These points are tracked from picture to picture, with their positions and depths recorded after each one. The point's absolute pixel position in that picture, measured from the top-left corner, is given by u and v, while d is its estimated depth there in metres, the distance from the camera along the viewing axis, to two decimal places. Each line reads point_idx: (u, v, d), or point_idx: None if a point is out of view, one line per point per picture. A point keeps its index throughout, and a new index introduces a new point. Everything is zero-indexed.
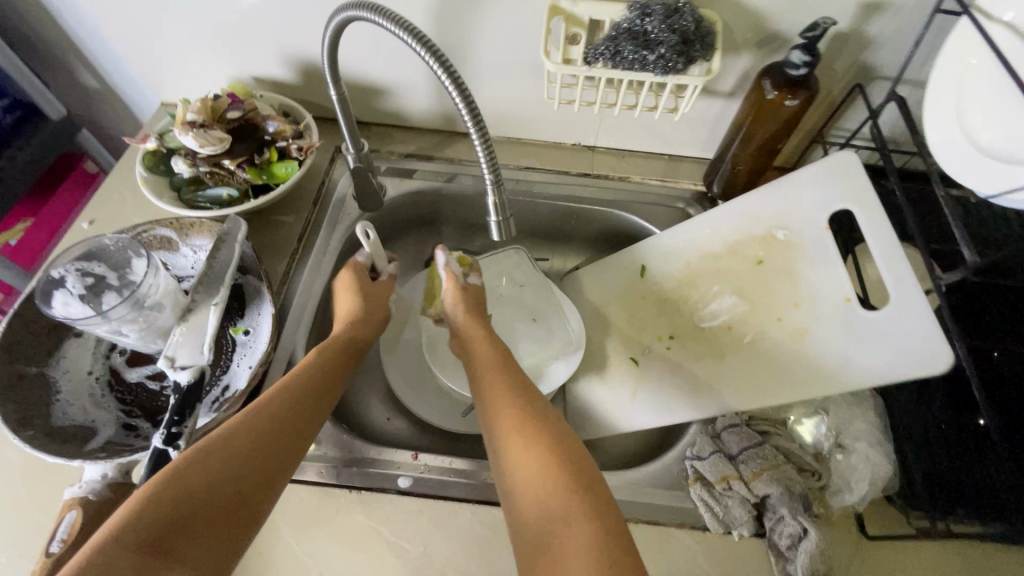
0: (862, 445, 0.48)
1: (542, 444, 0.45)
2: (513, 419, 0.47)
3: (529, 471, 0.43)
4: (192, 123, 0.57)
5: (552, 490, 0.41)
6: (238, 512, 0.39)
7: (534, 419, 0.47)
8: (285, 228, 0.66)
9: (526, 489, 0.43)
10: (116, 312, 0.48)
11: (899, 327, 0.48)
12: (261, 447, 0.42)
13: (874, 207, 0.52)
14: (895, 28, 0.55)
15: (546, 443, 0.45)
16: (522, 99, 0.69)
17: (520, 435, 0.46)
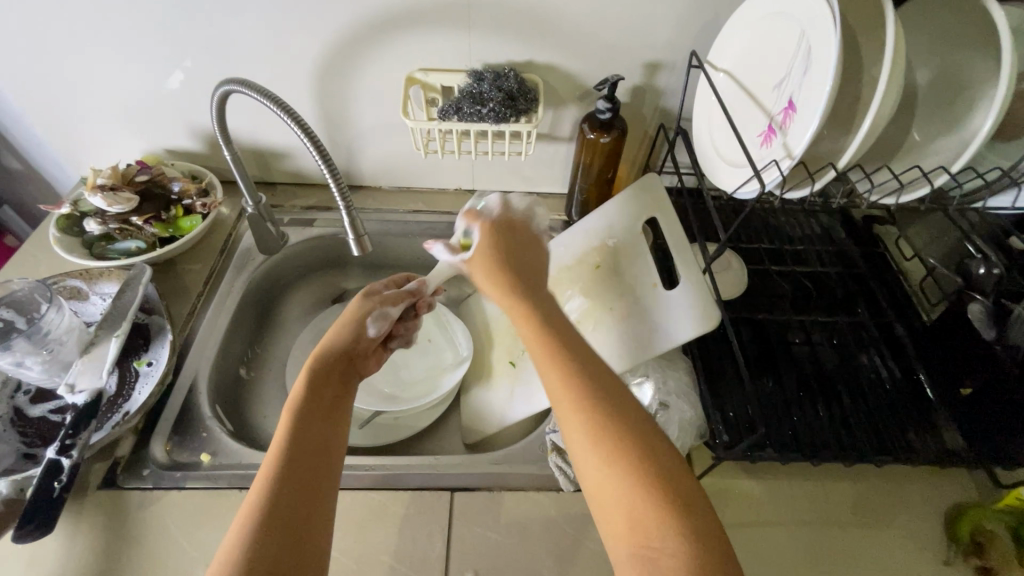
0: (675, 399, 0.59)
1: (620, 436, 0.41)
2: (580, 402, 0.43)
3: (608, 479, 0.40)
4: (101, 187, 0.66)
5: (636, 502, 0.38)
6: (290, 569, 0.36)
7: (610, 402, 0.43)
8: (192, 274, 0.74)
9: (607, 488, 0.40)
10: (19, 347, 0.55)
11: (687, 301, 0.60)
12: (316, 487, 0.41)
13: (669, 213, 0.67)
14: (675, 80, 0.72)
15: (625, 434, 0.41)
16: (403, 153, 0.82)
17: (595, 422, 0.42)
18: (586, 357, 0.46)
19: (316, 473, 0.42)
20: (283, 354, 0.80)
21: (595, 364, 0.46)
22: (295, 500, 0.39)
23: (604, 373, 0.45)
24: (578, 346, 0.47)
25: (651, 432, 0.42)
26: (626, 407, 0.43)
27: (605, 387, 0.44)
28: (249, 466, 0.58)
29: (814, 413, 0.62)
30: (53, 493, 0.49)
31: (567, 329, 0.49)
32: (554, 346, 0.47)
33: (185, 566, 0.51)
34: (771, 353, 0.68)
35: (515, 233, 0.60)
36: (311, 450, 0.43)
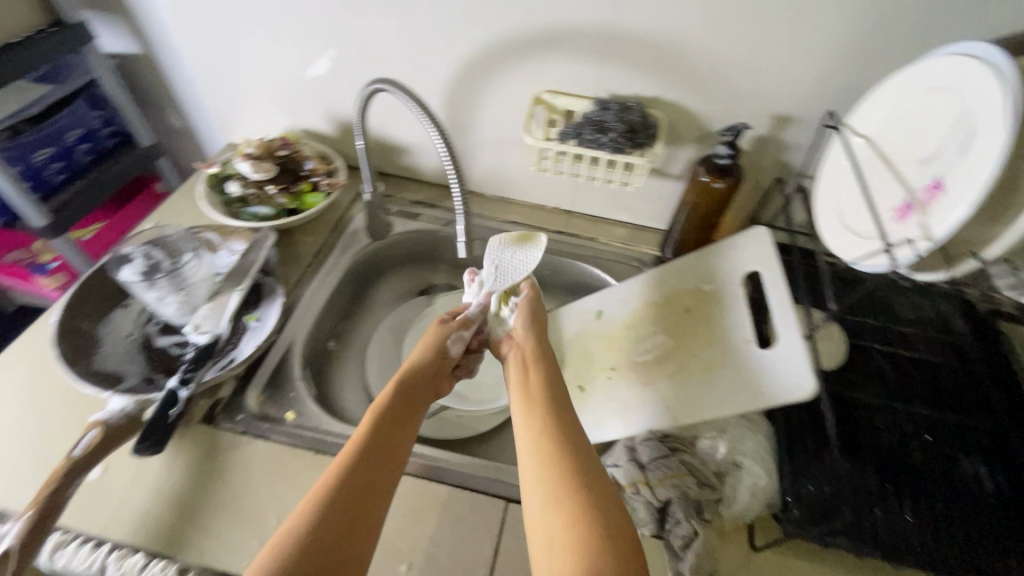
0: (750, 462, 0.57)
1: (573, 498, 0.43)
2: (550, 456, 0.47)
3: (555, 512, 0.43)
4: (250, 155, 0.76)
5: (585, 552, 0.39)
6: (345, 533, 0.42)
7: (567, 470, 0.45)
8: (305, 245, 0.81)
9: (554, 548, 0.41)
10: (156, 288, 0.63)
11: (782, 362, 0.57)
12: (373, 486, 0.46)
13: (775, 270, 0.64)
14: (803, 136, 0.70)
15: (571, 499, 0.43)
16: (512, 166, 0.85)
17: (556, 483, 0.45)
18: (566, 426, 0.50)
19: (382, 474, 0.47)
20: (367, 333, 0.85)
21: (566, 427, 0.50)
22: (350, 495, 0.44)
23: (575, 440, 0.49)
24: (561, 416, 0.51)
25: (613, 496, 0.44)
26: (583, 473, 0.45)
27: (574, 454, 0.47)
28: (327, 432, 0.63)
29: (899, 510, 0.57)
30: (166, 420, 0.55)
31: (557, 394, 0.55)
32: (538, 409, 0.52)
33: (259, 511, 0.55)
34: (860, 434, 0.64)
35: (543, 314, 0.66)
36: (385, 453, 0.49)
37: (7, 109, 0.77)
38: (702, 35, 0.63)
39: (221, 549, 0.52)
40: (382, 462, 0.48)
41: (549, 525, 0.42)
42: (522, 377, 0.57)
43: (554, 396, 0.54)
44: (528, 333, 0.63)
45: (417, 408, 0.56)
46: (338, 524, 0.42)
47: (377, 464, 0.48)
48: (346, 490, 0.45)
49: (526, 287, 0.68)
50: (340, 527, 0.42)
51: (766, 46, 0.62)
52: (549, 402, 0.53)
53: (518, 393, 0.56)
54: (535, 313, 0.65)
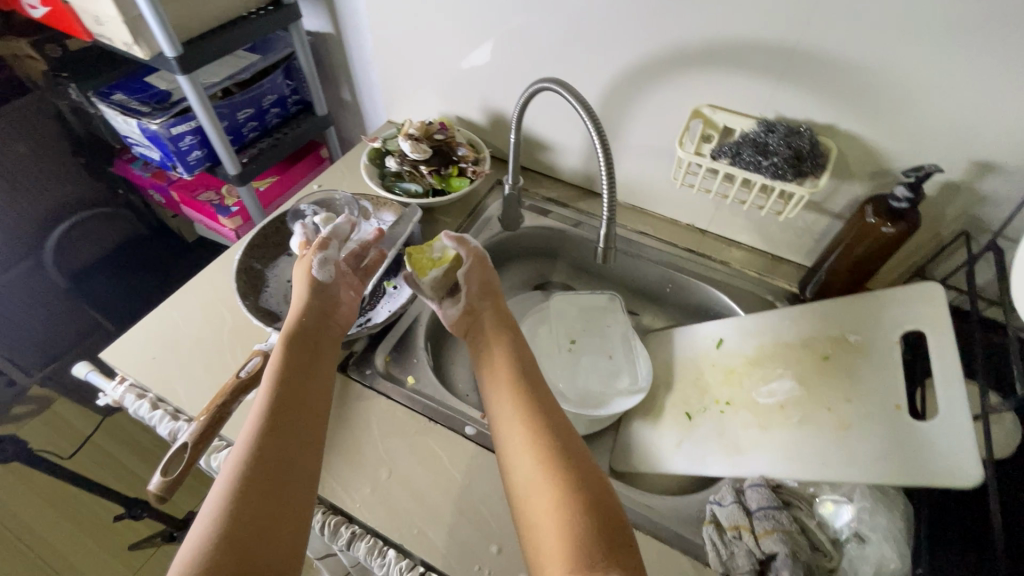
0: (878, 539, 0.51)
1: (545, 462, 0.48)
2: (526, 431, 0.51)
3: (536, 485, 0.47)
4: (411, 135, 0.81)
5: (565, 515, 0.44)
6: (278, 496, 0.45)
7: (536, 432, 0.51)
8: (442, 225, 0.86)
9: (537, 501, 0.46)
10: (342, 221, 0.69)
11: (940, 441, 0.51)
12: (299, 442, 0.49)
13: (945, 336, 0.57)
14: (1008, 189, 0.60)
15: (546, 474, 0.47)
16: (652, 177, 0.84)
17: (528, 444, 0.50)
18: (526, 400, 0.55)
19: (297, 433, 0.49)
20: None
21: (551, 412, 0.54)
22: (272, 454, 0.47)
23: (553, 413, 0.54)
24: (530, 392, 0.56)
25: (586, 465, 0.48)
26: (543, 439, 0.50)
27: (540, 423, 0.52)
28: (440, 403, 0.67)
29: None
30: None
31: (536, 375, 0.59)
32: (510, 389, 0.56)
33: (375, 461, 0.61)
34: None
35: (496, 281, 0.69)
36: (300, 406, 0.52)
37: (227, 72, 0.90)
38: (904, 64, 0.57)
39: (339, 485, 0.59)
40: (296, 421, 0.50)
41: (531, 483, 0.48)
42: (487, 363, 0.61)
43: (518, 372, 0.58)
44: (486, 310, 0.67)
45: (325, 351, 0.59)
46: (275, 481, 0.45)
47: (290, 423, 0.50)
48: (268, 450, 0.47)
49: (469, 253, 0.68)
50: (275, 486, 0.45)
51: (983, 84, 0.55)
52: (519, 380, 0.57)
53: (490, 379, 0.59)
54: (490, 291, 0.68)
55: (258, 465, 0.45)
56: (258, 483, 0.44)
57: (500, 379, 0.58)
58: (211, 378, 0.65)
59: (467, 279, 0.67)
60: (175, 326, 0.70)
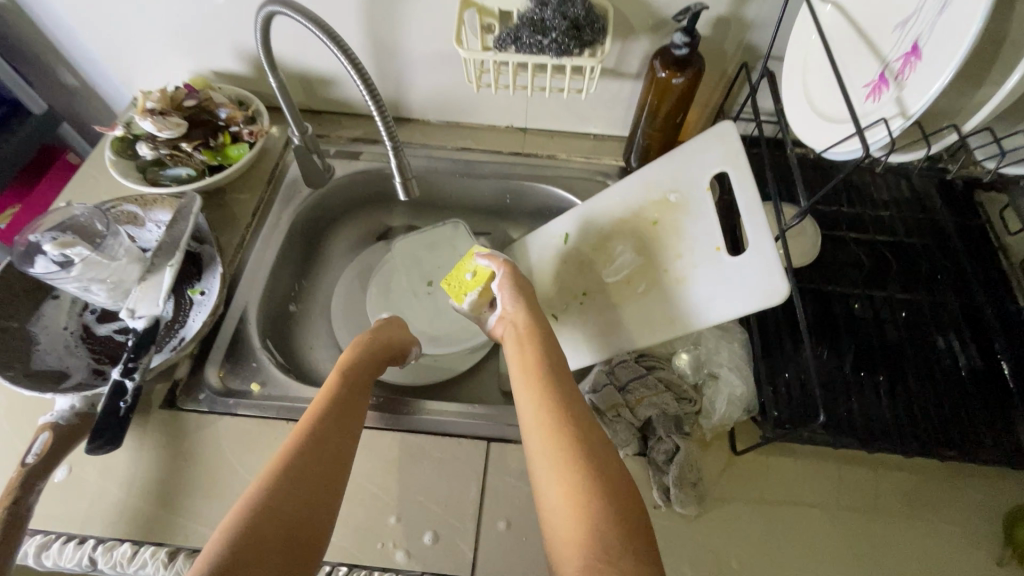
0: (727, 372, 0.56)
1: (571, 443, 0.45)
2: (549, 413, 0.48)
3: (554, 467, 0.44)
4: (151, 111, 0.66)
5: (585, 501, 0.41)
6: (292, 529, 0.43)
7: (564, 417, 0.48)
8: (241, 204, 0.74)
9: (553, 493, 0.43)
10: (75, 248, 0.56)
11: (753, 270, 0.54)
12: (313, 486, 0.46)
13: (743, 169, 0.59)
14: (768, 11, 0.62)
15: (571, 458, 0.44)
16: (453, 85, 0.77)
17: (549, 431, 0.46)
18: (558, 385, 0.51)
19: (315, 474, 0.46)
20: (328, 289, 0.81)
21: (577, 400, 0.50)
22: (284, 494, 0.44)
23: (573, 395, 0.51)
24: (558, 376, 0.52)
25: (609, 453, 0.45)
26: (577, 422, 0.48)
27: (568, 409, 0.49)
28: (295, 399, 0.61)
29: (874, 395, 0.58)
30: (119, 412, 0.52)
31: (555, 353, 0.56)
32: (536, 375, 0.52)
33: (238, 486, 0.54)
34: (836, 324, 0.63)
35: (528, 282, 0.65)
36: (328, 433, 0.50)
37: None
38: None
39: (205, 528, 0.52)
40: (318, 465, 0.47)
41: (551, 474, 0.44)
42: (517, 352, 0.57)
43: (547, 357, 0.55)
44: (519, 310, 0.61)
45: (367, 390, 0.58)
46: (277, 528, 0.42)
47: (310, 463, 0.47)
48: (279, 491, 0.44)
49: (500, 264, 0.66)
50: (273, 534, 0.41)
51: None
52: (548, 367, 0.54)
53: (517, 369, 0.55)
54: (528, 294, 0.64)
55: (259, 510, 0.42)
56: (256, 525, 0.41)
57: (528, 366, 0.54)
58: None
59: (499, 288, 0.64)
60: None
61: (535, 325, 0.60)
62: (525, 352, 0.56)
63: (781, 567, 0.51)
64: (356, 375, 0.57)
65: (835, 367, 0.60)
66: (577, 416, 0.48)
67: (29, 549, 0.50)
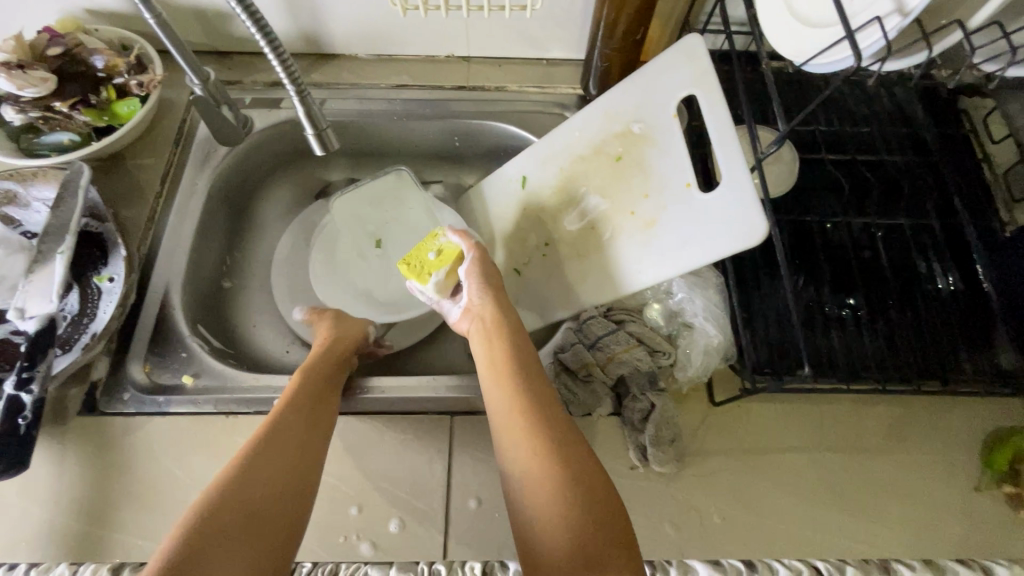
0: (702, 320, 0.52)
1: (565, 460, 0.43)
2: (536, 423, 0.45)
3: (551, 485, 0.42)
4: (5, 64, 0.54)
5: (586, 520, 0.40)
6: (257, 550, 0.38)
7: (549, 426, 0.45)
8: (145, 170, 0.64)
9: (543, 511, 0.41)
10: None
11: (728, 207, 0.48)
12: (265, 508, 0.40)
13: (713, 90, 0.52)
14: None
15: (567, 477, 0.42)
16: (377, 10, 0.65)
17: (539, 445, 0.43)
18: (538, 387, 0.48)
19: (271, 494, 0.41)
20: (265, 259, 0.73)
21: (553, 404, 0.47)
22: (240, 513, 0.39)
23: (552, 400, 0.48)
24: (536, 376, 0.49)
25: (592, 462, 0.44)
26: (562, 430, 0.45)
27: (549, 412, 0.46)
28: (234, 389, 0.55)
29: (855, 330, 0.55)
30: (19, 430, 0.45)
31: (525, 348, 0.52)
32: (508, 375, 0.49)
33: (179, 492, 0.49)
34: (816, 256, 0.59)
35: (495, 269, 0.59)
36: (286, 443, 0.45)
37: None
38: None
39: (147, 542, 0.47)
40: (274, 482, 0.42)
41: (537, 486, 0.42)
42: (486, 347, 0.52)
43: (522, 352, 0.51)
44: (487, 303, 0.56)
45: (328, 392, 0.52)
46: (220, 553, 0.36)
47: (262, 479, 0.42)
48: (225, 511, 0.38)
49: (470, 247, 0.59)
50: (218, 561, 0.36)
51: None
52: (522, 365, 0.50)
53: (483, 368, 0.51)
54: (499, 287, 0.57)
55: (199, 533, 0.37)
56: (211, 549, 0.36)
57: (503, 364, 0.50)
58: None
59: (468, 276, 0.57)
60: None
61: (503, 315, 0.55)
62: (494, 351, 0.51)
63: (763, 515, 0.50)
64: (313, 381, 0.51)
65: (815, 303, 0.57)
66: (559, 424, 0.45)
67: None
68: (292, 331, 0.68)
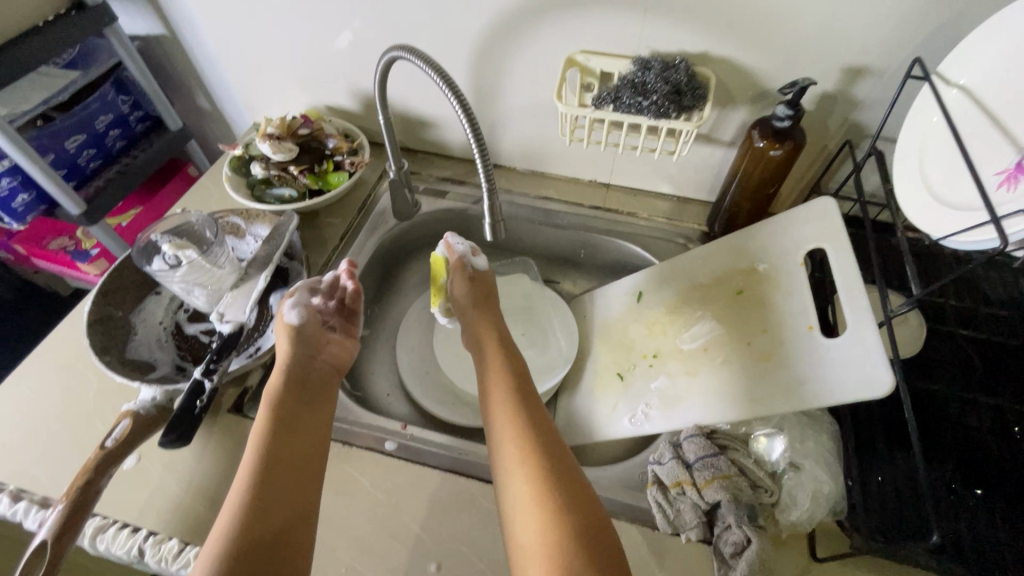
0: (811, 464, 0.51)
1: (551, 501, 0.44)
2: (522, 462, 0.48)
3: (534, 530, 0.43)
4: (270, 135, 0.72)
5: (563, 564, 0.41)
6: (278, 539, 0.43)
7: (530, 439, 0.49)
8: (331, 228, 0.78)
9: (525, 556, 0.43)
10: (185, 251, 0.62)
11: (853, 356, 0.50)
12: (307, 464, 0.49)
13: (844, 248, 0.56)
14: (879, 91, 0.60)
15: (542, 519, 0.44)
16: (545, 137, 0.80)
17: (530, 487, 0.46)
18: (524, 402, 0.53)
19: (296, 483, 0.47)
20: (396, 317, 0.83)
21: (548, 443, 0.50)
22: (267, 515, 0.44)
23: (557, 445, 0.50)
24: (527, 400, 0.54)
25: (580, 502, 0.45)
26: (547, 460, 0.48)
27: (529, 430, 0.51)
28: (353, 424, 0.61)
29: (990, 523, 0.50)
30: (193, 411, 0.54)
31: (519, 369, 0.58)
32: (511, 411, 0.53)
33: None
34: (941, 427, 0.56)
35: (489, 284, 0.68)
36: (294, 443, 0.50)
37: (39, 96, 0.80)
38: None
39: None
40: (288, 475, 0.47)
41: (515, 487, 0.47)
42: (489, 377, 0.57)
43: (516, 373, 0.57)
44: (483, 323, 0.64)
45: (325, 390, 0.57)
46: (284, 512, 0.45)
47: (298, 466, 0.48)
48: (274, 471, 0.47)
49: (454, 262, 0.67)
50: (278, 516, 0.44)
51: None
52: (523, 405, 0.53)
53: (490, 392, 0.56)
54: (485, 290, 0.67)
55: (262, 495, 0.45)
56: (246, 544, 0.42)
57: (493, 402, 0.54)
58: (81, 451, 0.56)
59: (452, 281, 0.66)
60: (27, 402, 0.60)
61: (496, 345, 0.61)
62: (497, 376, 0.57)
63: None
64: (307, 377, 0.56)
65: (939, 486, 0.52)
66: (547, 463, 0.48)
67: (87, 531, 0.50)
68: (404, 384, 0.75)
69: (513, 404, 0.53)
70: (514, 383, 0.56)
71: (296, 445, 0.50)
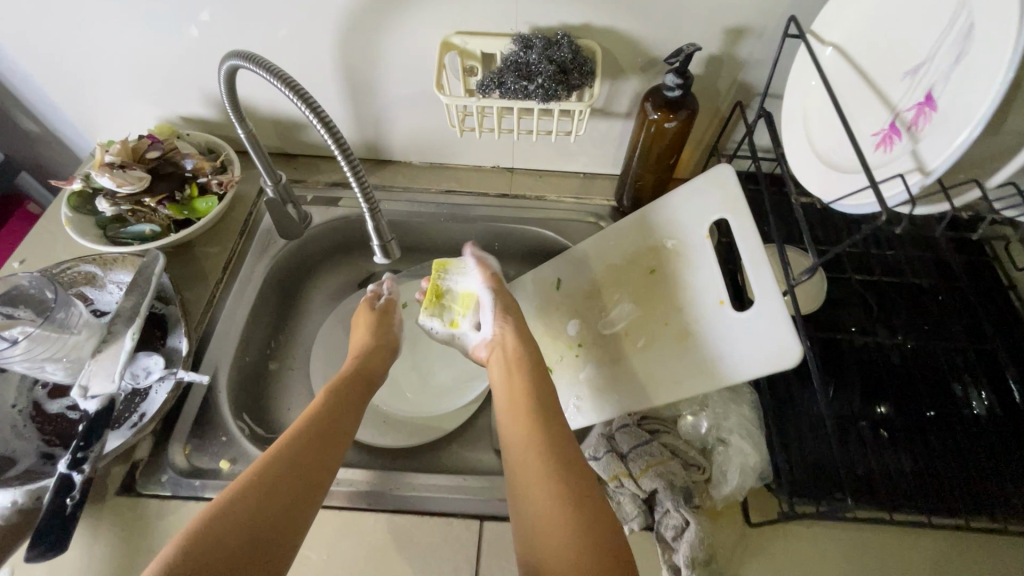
0: (736, 437, 0.52)
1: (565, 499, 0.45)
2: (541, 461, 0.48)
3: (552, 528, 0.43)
4: (109, 165, 0.61)
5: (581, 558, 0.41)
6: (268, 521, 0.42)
7: (547, 446, 0.49)
8: (211, 259, 0.69)
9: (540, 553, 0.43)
10: (17, 327, 0.52)
11: (760, 326, 0.50)
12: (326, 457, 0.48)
13: (744, 215, 0.55)
14: (761, 50, 0.59)
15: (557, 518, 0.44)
16: (437, 127, 0.74)
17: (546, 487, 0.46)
18: (545, 412, 0.53)
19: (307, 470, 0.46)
20: (307, 342, 0.76)
21: (568, 443, 0.50)
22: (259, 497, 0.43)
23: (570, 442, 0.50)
24: (544, 406, 0.54)
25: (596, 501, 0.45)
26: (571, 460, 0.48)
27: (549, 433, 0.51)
28: None
29: (893, 453, 0.54)
30: (65, 510, 0.47)
31: (548, 396, 0.55)
32: (529, 416, 0.53)
33: None
34: (847, 373, 0.59)
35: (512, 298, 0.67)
36: (322, 436, 0.50)
37: None
38: None
39: None
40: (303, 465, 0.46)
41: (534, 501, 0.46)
42: (506, 386, 0.57)
43: (538, 381, 0.57)
44: (507, 332, 0.62)
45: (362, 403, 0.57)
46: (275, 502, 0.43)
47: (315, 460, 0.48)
48: (299, 461, 0.47)
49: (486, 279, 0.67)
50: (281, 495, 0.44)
51: None
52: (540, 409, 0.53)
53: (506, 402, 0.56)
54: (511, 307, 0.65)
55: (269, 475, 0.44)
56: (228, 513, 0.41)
57: (517, 410, 0.54)
58: None
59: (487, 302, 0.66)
60: None
61: (518, 348, 0.60)
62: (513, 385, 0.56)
63: None
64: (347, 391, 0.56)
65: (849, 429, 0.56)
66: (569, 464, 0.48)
67: None
68: None
69: (536, 409, 0.53)
70: (534, 388, 0.56)
71: (321, 436, 0.50)
